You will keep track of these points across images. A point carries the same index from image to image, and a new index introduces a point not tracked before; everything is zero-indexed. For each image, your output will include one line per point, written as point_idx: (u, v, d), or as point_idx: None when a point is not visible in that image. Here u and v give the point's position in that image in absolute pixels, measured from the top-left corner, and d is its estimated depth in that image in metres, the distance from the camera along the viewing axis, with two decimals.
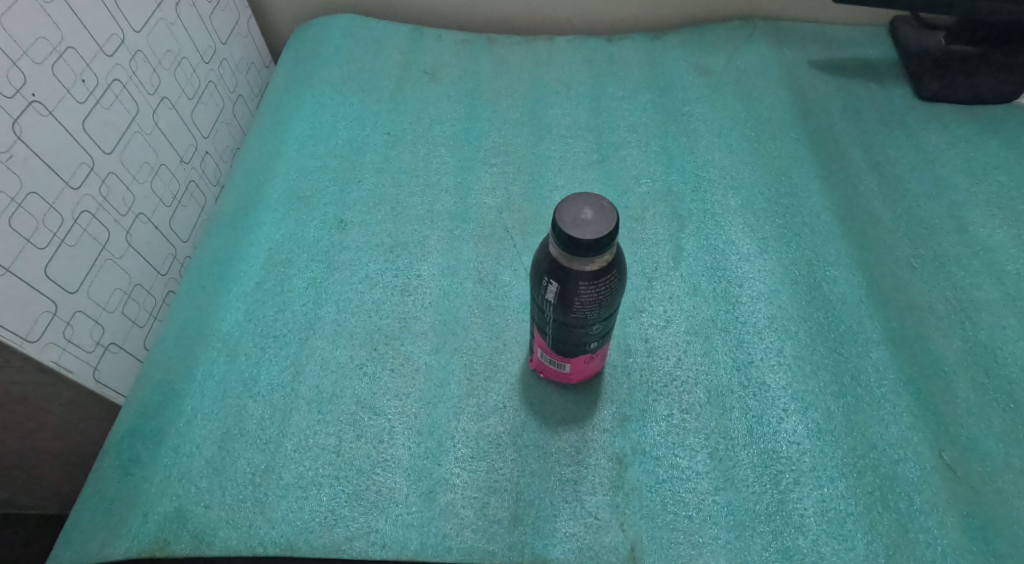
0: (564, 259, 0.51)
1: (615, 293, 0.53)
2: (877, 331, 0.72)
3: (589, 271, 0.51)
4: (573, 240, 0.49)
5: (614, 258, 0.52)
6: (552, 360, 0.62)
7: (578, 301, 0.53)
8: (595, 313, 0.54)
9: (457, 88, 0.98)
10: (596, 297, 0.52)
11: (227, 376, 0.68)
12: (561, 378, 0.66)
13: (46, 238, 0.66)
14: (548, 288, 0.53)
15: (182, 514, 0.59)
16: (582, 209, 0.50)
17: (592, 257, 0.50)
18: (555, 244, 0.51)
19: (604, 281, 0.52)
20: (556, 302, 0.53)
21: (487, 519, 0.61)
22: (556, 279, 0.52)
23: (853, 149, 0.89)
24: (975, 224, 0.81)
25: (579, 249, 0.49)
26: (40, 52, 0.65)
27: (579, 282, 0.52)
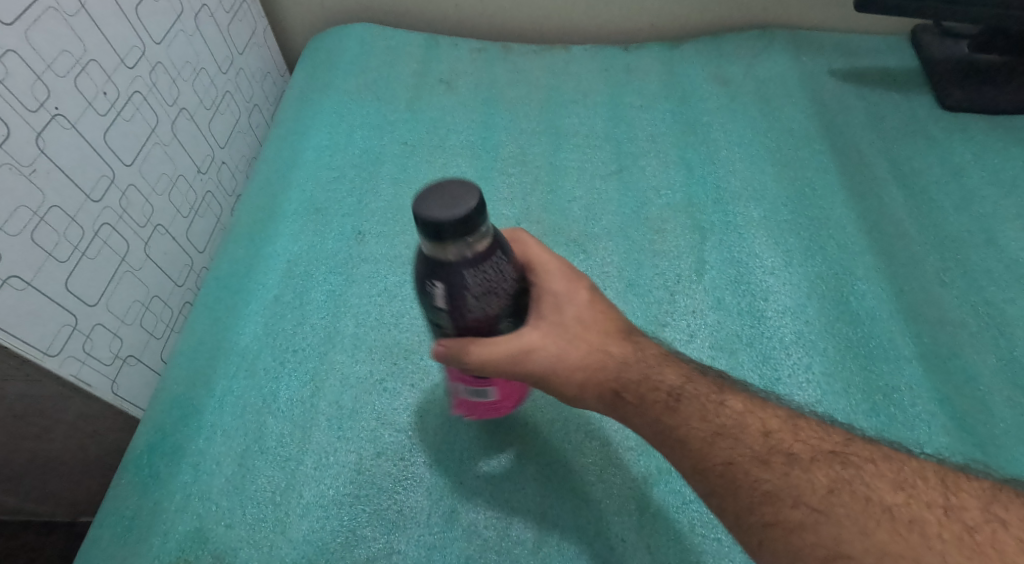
0: (445, 248, 0.43)
1: (505, 277, 0.47)
2: (909, 347, 0.70)
3: (466, 257, 0.44)
4: (438, 225, 0.42)
5: (493, 238, 0.46)
6: (475, 391, 0.59)
7: (469, 295, 0.46)
8: (488, 303, 0.47)
9: (472, 97, 0.97)
10: (487, 283, 0.46)
11: (247, 392, 0.67)
12: (495, 410, 0.64)
13: (67, 251, 0.65)
14: (433, 293, 0.46)
15: (203, 534, 0.58)
16: (428, 189, 0.43)
17: (464, 238, 0.43)
18: (424, 238, 0.44)
19: (489, 264, 0.45)
20: (449, 303, 0.46)
21: (512, 540, 0.60)
22: (438, 279, 0.45)
23: (877, 160, 0.88)
24: (1006, 237, 0.79)
25: (446, 232, 0.42)
26: (64, 65, 0.64)
27: (462, 272, 0.44)
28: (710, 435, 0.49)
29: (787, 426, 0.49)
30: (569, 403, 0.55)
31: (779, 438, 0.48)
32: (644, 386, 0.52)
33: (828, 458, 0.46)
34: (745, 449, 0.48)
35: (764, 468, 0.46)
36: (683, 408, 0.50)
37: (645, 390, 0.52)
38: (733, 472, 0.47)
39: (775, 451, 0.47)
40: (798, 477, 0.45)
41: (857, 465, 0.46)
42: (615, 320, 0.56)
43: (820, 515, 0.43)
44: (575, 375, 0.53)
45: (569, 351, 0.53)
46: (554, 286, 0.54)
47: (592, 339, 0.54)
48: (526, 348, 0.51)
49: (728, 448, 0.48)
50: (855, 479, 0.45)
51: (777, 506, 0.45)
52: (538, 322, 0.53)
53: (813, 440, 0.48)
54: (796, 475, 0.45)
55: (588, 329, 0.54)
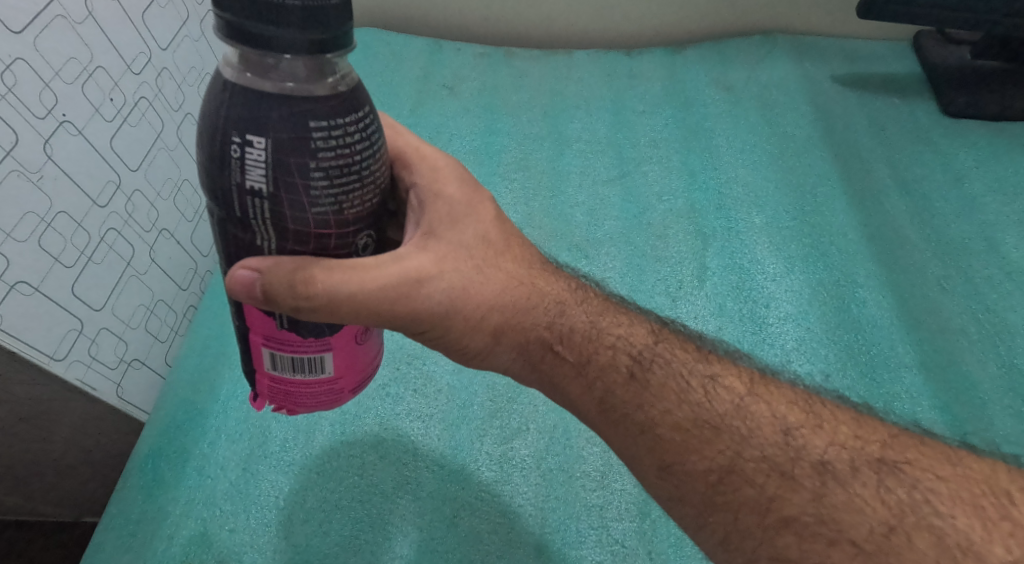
0: (273, 48, 0.35)
1: (361, 155, 0.39)
2: (910, 354, 0.71)
3: (304, 97, 0.36)
4: (270, 13, 0.34)
5: (349, 89, 0.38)
6: (296, 361, 0.45)
7: (310, 167, 0.37)
8: (339, 190, 0.39)
9: (476, 102, 0.97)
10: (335, 153, 0.38)
11: (251, 396, 0.67)
12: (326, 392, 0.48)
13: (74, 256, 0.66)
14: (254, 156, 0.37)
15: (206, 538, 0.59)
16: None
17: (304, 51, 0.35)
18: (245, 44, 0.35)
19: (341, 124, 0.37)
20: (277, 170, 0.37)
21: (513, 545, 0.60)
22: (263, 132, 0.36)
23: (879, 167, 0.88)
24: (1007, 245, 0.80)
25: (280, 25, 0.34)
26: (72, 72, 0.65)
27: (303, 124, 0.36)
28: (700, 425, 0.47)
29: (809, 420, 0.46)
30: (483, 352, 0.51)
31: (803, 438, 0.45)
32: (598, 344, 0.51)
33: (874, 468, 0.43)
34: (763, 459, 0.45)
35: (790, 485, 0.43)
36: (654, 381, 0.49)
37: (601, 351, 0.50)
38: (744, 482, 0.44)
39: (800, 460, 0.44)
40: (835, 496, 0.42)
41: (914, 477, 0.42)
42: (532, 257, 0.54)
43: (868, 553, 0.40)
44: (488, 311, 0.49)
45: (478, 284, 0.49)
46: (447, 183, 0.53)
47: (508, 270, 0.51)
48: (421, 272, 0.46)
49: (729, 448, 0.45)
50: (918, 505, 0.41)
51: (800, 535, 0.42)
52: (432, 244, 0.49)
53: (839, 433, 0.45)
54: (835, 496, 0.42)
55: (496, 256, 0.51)
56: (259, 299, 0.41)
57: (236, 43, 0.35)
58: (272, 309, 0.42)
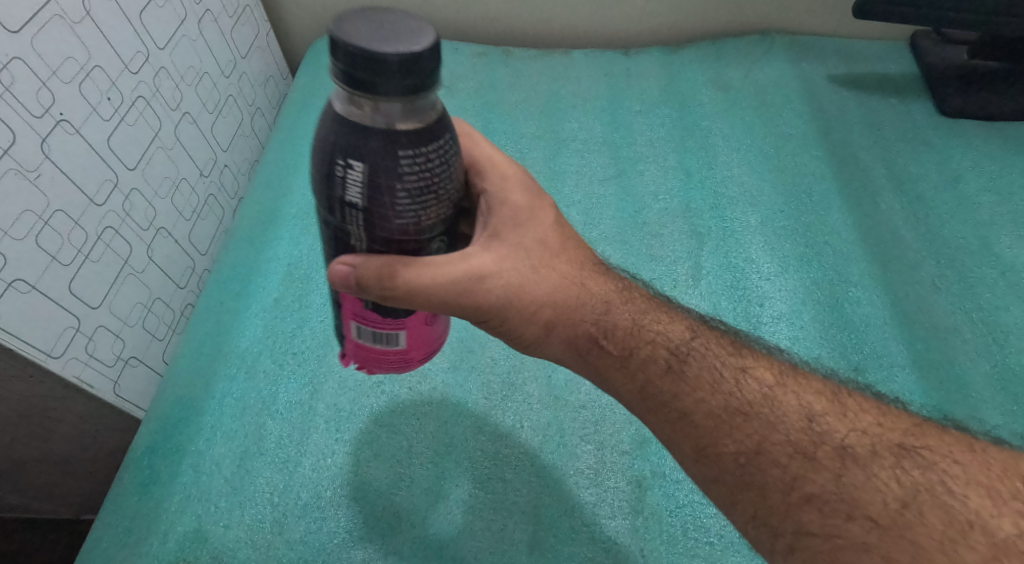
0: (374, 93, 0.37)
1: (444, 178, 0.41)
2: (903, 353, 0.71)
3: (399, 131, 0.38)
4: (375, 62, 0.36)
5: (437, 118, 0.40)
6: (376, 334, 0.49)
7: (398, 189, 0.40)
8: (423, 208, 0.41)
9: (473, 101, 0.98)
10: (421, 178, 0.40)
11: (247, 393, 0.68)
12: (397, 363, 0.51)
13: (71, 254, 0.66)
14: (353, 178, 0.40)
15: (201, 534, 0.59)
16: (383, 30, 0.38)
17: (403, 94, 0.37)
18: (352, 84, 0.37)
19: (427, 152, 0.39)
20: (367, 191, 0.40)
21: (506, 542, 0.60)
22: (362, 156, 0.39)
23: (875, 166, 0.88)
24: (1001, 244, 0.80)
25: (384, 72, 0.36)
26: (69, 71, 0.65)
27: (394, 153, 0.39)
28: (730, 413, 0.49)
29: (833, 409, 0.49)
30: (533, 341, 0.54)
31: (828, 424, 0.48)
32: (642, 338, 0.53)
33: (893, 452, 0.46)
34: (786, 440, 0.48)
35: (812, 465, 0.46)
36: (690, 373, 0.51)
37: (644, 346, 0.53)
38: (770, 462, 0.47)
39: (822, 444, 0.47)
40: (853, 476, 0.45)
41: (931, 463, 0.45)
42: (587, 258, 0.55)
43: (882, 527, 0.43)
44: (540, 309, 0.52)
45: (535, 283, 0.51)
46: (514, 193, 0.54)
47: (563, 272, 0.53)
48: (483, 273, 0.49)
49: (757, 433, 0.48)
50: (936, 487, 0.44)
51: (820, 512, 0.45)
52: (494, 245, 0.51)
53: (861, 421, 0.48)
54: (853, 477, 0.45)
55: (554, 260, 0.53)
56: (351, 291, 0.44)
57: (341, 83, 0.38)
58: (363, 297, 0.45)
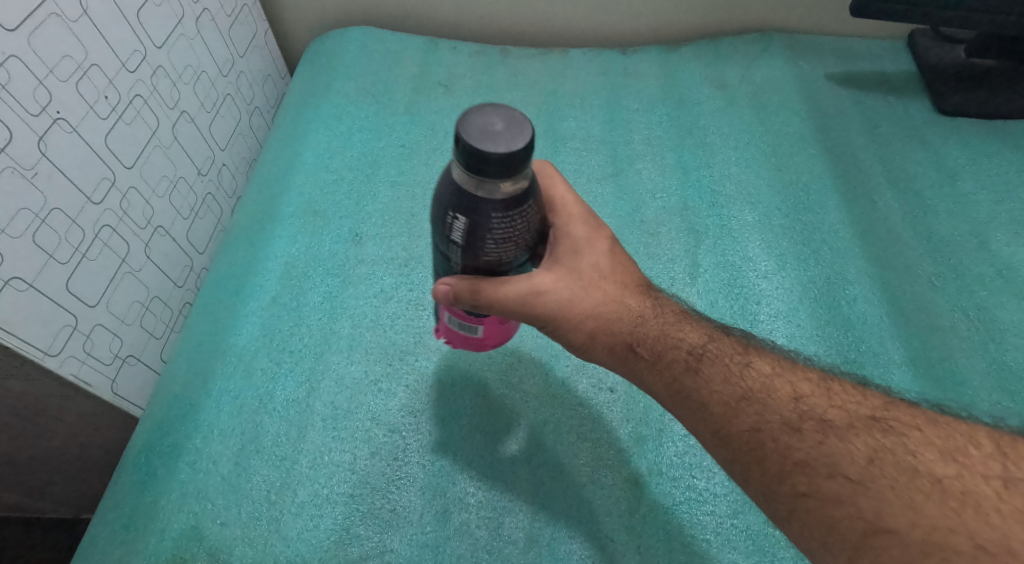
0: (478, 177, 0.43)
1: (529, 229, 0.47)
2: (899, 351, 0.71)
3: (495, 202, 0.44)
4: (483, 154, 0.42)
5: (528, 186, 0.45)
6: (463, 326, 0.57)
7: (490, 238, 0.46)
8: (511, 252, 0.48)
9: (471, 101, 0.98)
10: (510, 232, 0.46)
11: (244, 391, 0.68)
12: (474, 345, 0.60)
13: (68, 253, 0.66)
14: (456, 227, 0.46)
15: (198, 532, 0.59)
16: (491, 120, 0.43)
17: (504, 178, 0.43)
18: (462, 166, 0.43)
19: (518, 213, 0.45)
20: (464, 240, 0.46)
21: (503, 539, 0.60)
22: (465, 213, 0.45)
23: (872, 165, 0.88)
24: (998, 243, 0.80)
25: (488, 165, 0.42)
26: (65, 69, 0.65)
27: (491, 214, 0.45)
28: (734, 400, 0.52)
29: (819, 389, 0.52)
30: (579, 351, 0.57)
31: (811, 403, 0.51)
32: (667, 342, 0.55)
33: (868, 425, 0.49)
34: (774, 418, 0.51)
35: (797, 436, 0.49)
36: (705, 370, 0.54)
37: (667, 348, 0.55)
38: (763, 439, 0.50)
39: (807, 418, 0.50)
40: (833, 445, 0.48)
41: (899, 432, 0.48)
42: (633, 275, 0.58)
43: (858, 486, 0.46)
44: (586, 323, 0.55)
45: (584, 300, 0.55)
46: (577, 226, 0.56)
47: (608, 290, 0.56)
48: (537, 289, 0.53)
49: (756, 413, 0.51)
50: (898, 448, 0.47)
51: (809, 476, 0.48)
52: (553, 268, 0.54)
53: (848, 404, 0.51)
54: (832, 444, 0.48)
55: (602, 279, 0.56)
56: (445, 304, 0.52)
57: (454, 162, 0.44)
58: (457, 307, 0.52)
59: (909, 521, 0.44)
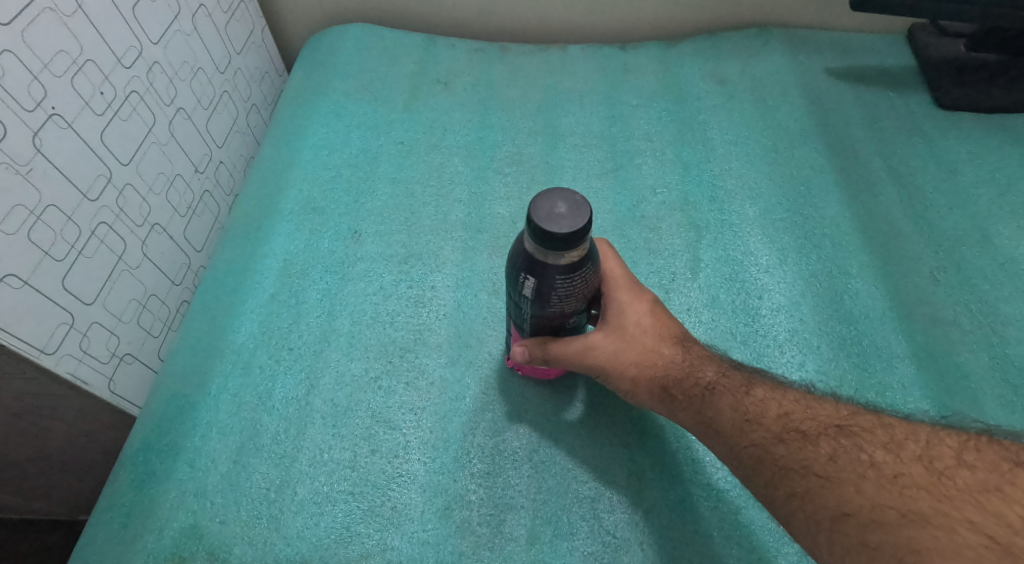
0: (545, 251, 0.49)
1: (589, 285, 0.53)
2: (902, 345, 0.71)
3: (559, 267, 0.50)
4: (549, 235, 0.48)
5: (587, 251, 0.51)
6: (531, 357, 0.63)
7: (555, 294, 0.52)
8: (571, 305, 0.54)
9: (470, 97, 0.97)
10: (572, 289, 0.52)
11: (243, 389, 0.67)
12: (540, 373, 0.67)
13: (64, 249, 0.66)
14: (525, 284, 0.53)
15: (197, 530, 0.59)
16: (555, 203, 0.49)
17: (568, 250, 0.49)
18: (531, 240, 0.49)
19: (579, 274, 0.51)
20: (533, 296, 0.53)
21: (505, 537, 0.60)
22: (532, 275, 0.52)
23: (873, 159, 0.88)
24: (1000, 236, 0.79)
25: (553, 243, 0.48)
26: (60, 65, 0.65)
27: (555, 276, 0.51)
28: (733, 421, 0.54)
29: (799, 405, 0.54)
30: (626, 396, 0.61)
31: (792, 418, 0.53)
32: (690, 380, 0.58)
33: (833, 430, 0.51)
34: (764, 432, 0.53)
35: (781, 446, 0.51)
36: (717, 401, 0.55)
37: (691, 387, 0.57)
38: (758, 453, 0.52)
39: (788, 429, 0.52)
40: (807, 450, 0.50)
41: (860, 435, 0.50)
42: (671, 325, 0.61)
43: (825, 480, 0.48)
44: (624, 370, 0.60)
45: (625, 351, 0.60)
46: (622, 290, 0.60)
47: (647, 343, 0.60)
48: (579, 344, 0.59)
49: (745, 428, 0.53)
50: (858, 447, 0.49)
51: (793, 480, 0.49)
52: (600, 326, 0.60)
53: (822, 415, 0.53)
54: (808, 449, 0.50)
55: (642, 331, 0.60)
56: (520, 358, 0.61)
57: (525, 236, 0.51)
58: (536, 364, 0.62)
59: (862, 503, 0.47)
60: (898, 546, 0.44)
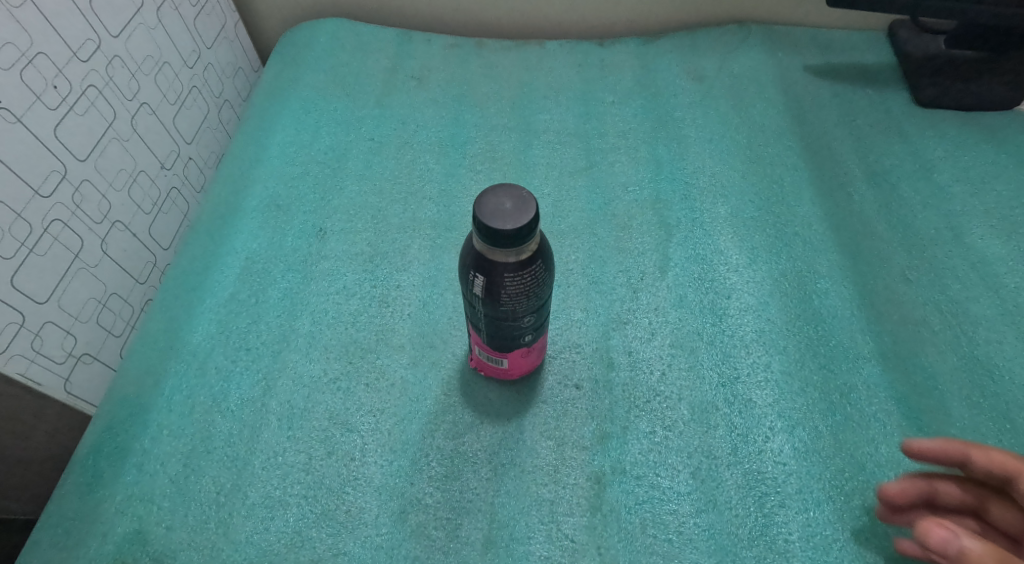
0: (491, 248, 0.49)
1: (542, 284, 0.53)
2: (870, 346, 0.70)
3: (509, 265, 0.50)
4: (494, 231, 0.48)
5: (537, 249, 0.51)
6: (488, 357, 0.62)
7: (505, 294, 0.52)
8: (524, 305, 0.53)
9: (444, 94, 0.96)
10: (524, 288, 0.52)
11: (197, 390, 0.66)
12: (502, 374, 0.65)
13: (12, 247, 0.64)
14: (475, 283, 0.52)
15: (143, 536, 0.58)
16: (500, 200, 0.49)
17: (515, 248, 0.49)
18: (478, 238, 0.49)
19: (529, 272, 0.51)
20: (484, 295, 0.52)
21: (459, 541, 0.59)
22: (482, 273, 0.51)
23: (848, 157, 0.87)
24: (973, 235, 0.79)
25: (499, 240, 0.48)
26: (8, 58, 0.63)
27: (505, 274, 0.51)
28: None
29: None
30: None
31: None
32: None
33: None
34: None
35: None
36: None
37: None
38: None
39: None
40: None
41: None
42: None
43: None
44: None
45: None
46: None
47: None
48: None
49: None
50: None
51: None
52: None
53: None
54: None
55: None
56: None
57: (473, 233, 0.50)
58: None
59: None
60: None
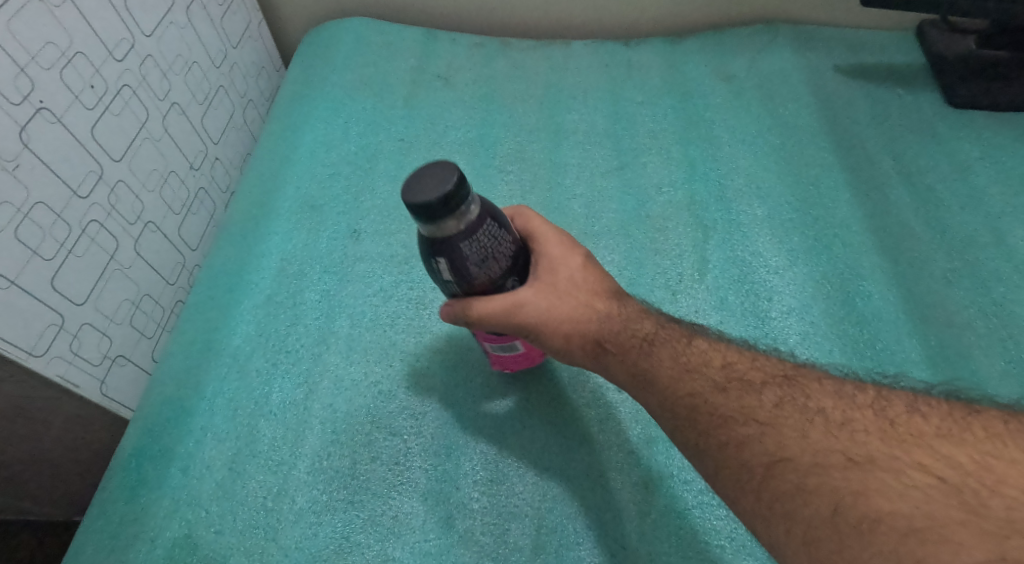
0: (435, 225, 0.46)
1: (500, 239, 0.50)
2: (916, 349, 0.69)
3: (457, 233, 0.47)
4: (426, 206, 0.45)
5: (478, 205, 0.48)
6: (501, 346, 0.59)
7: (471, 264, 0.49)
8: (493, 267, 0.50)
9: (472, 93, 0.95)
10: (484, 250, 0.49)
11: (238, 394, 0.65)
12: (526, 359, 0.64)
13: (52, 248, 0.64)
14: (440, 269, 0.49)
15: (191, 541, 0.57)
16: (419, 179, 0.46)
17: (455, 213, 0.46)
18: (420, 224, 0.46)
19: (482, 232, 0.48)
20: (454, 276, 0.49)
21: (508, 547, 0.58)
22: (441, 256, 0.48)
23: (883, 158, 0.86)
24: (1015, 237, 0.78)
25: (436, 213, 0.45)
26: (49, 57, 0.63)
27: (461, 245, 0.47)
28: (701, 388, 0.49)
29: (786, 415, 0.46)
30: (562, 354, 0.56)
31: (736, 368, 0.50)
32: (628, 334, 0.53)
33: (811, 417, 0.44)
34: (704, 381, 0.49)
35: (720, 395, 0.48)
36: (657, 352, 0.52)
37: (625, 342, 0.53)
38: (696, 404, 0.48)
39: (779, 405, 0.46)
40: (756, 399, 0.47)
41: (807, 385, 0.47)
42: (612, 292, 0.56)
43: (767, 428, 0.45)
44: (512, 323, 0.53)
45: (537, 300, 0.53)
46: (552, 246, 0.56)
47: (581, 298, 0.55)
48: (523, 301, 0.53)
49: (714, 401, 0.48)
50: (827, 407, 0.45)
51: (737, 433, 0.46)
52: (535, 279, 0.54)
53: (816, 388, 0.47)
54: (768, 416, 0.45)
55: (602, 293, 0.56)
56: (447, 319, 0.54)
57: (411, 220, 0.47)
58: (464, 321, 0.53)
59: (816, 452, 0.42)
60: (816, 485, 0.41)
